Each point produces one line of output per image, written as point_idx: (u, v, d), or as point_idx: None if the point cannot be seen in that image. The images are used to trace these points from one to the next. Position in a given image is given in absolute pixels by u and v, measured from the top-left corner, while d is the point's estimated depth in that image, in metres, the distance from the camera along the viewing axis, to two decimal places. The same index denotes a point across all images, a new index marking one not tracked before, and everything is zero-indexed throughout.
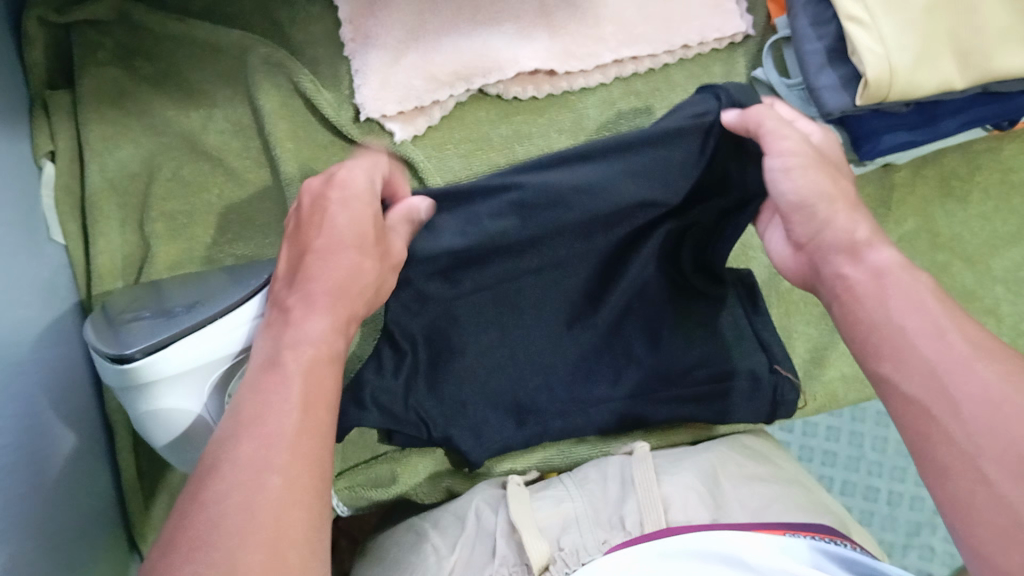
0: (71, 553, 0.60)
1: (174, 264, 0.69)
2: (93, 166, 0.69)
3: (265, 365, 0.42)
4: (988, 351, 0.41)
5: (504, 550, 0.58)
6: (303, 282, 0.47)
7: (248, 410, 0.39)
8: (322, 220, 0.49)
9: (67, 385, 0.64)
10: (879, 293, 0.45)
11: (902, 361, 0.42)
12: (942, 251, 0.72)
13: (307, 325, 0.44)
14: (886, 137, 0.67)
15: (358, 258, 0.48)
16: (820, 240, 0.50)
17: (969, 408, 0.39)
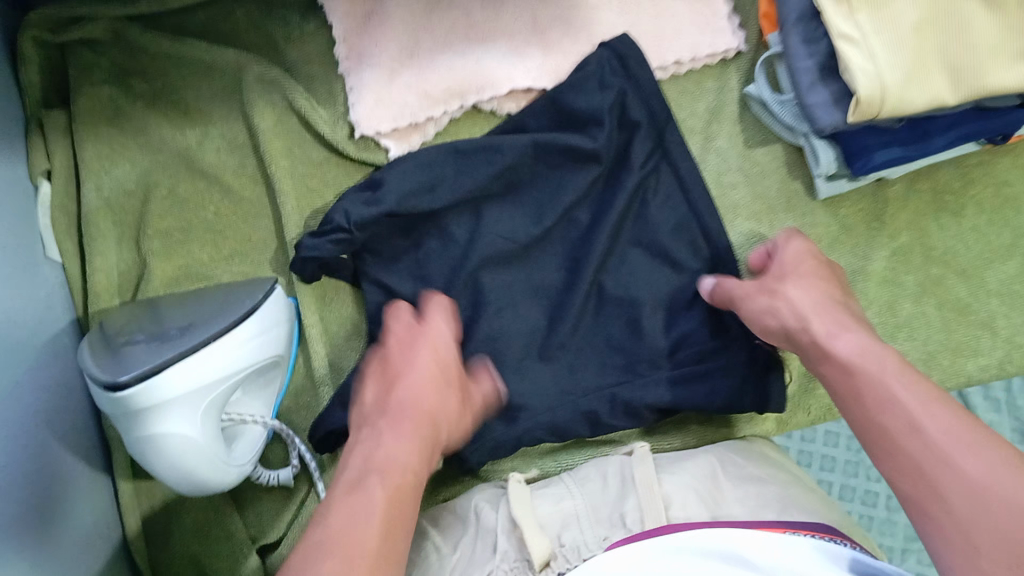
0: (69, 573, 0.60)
1: (172, 281, 0.69)
2: (89, 186, 0.69)
3: (349, 486, 0.48)
4: (971, 444, 0.45)
5: (506, 546, 0.58)
6: (386, 411, 0.54)
7: (337, 516, 0.46)
8: (409, 348, 0.57)
9: (64, 405, 0.64)
10: (868, 385, 0.51)
11: (894, 457, 0.48)
12: (936, 265, 0.72)
13: (391, 449, 0.51)
14: (879, 154, 0.67)
15: (444, 399, 0.56)
16: (796, 336, 0.57)
17: (965, 483, 0.44)
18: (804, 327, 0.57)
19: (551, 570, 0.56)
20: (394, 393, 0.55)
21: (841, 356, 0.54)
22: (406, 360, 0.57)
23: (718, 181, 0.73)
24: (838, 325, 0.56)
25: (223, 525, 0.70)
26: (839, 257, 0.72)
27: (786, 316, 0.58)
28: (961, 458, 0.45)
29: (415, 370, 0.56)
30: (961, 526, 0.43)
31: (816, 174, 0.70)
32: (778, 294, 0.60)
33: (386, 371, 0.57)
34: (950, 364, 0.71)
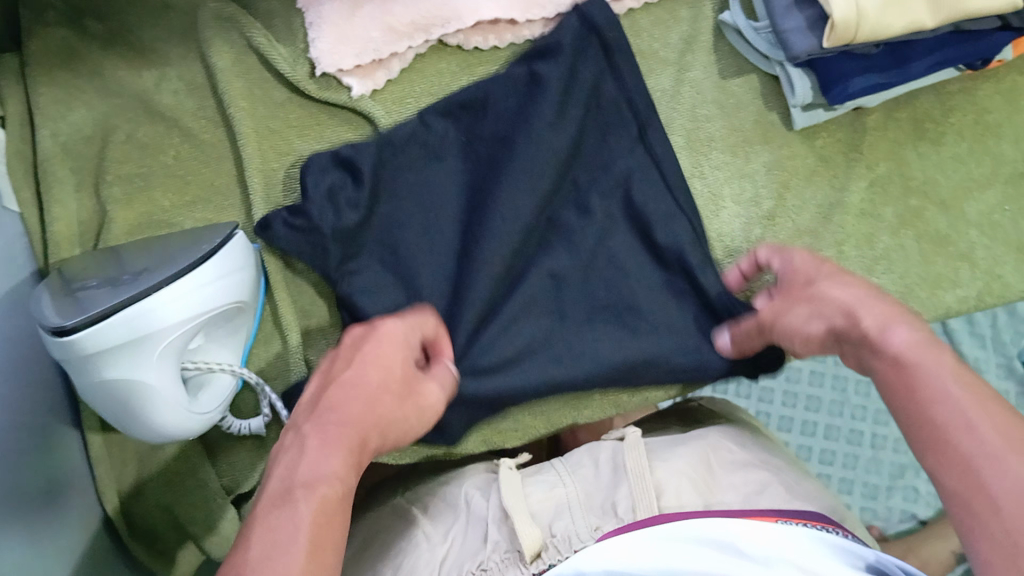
0: (38, 526, 0.59)
1: (133, 229, 0.68)
2: (44, 131, 0.67)
3: (276, 498, 0.44)
4: (1016, 446, 0.43)
5: (496, 537, 0.58)
6: (321, 411, 0.48)
7: (257, 544, 0.42)
8: (354, 356, 0.50)
9: (28, 355, 0.63)
10: (928, 379, 0.47)
11: (940, 454, 0.45)
12: (915, 196, 0.71)
13: (321, 459, 0.46)
14: (856, 80, 0.65)
15: (391, 406, 0.49)
16: (844, 334, 0.53)
17: (1003, 496, 0.41)
18: (845, 323, 0.53)
19: (543, 561, 0.56)
20: (334, 385, 0.49)
21: (902, 354, 0.49)
22: (350, 369, 0.50)
23: (692, 114, 0.70)
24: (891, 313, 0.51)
25: (196, 476, 0.69)
26: (816, 190, 0.70)
27: (830, 319, 0.54)
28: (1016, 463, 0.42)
29: (360, 380, 0.49)
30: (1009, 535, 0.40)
31: (792, 105, 0.68)
32: (816, 296, 0.55)
33: (332, 368, 0.51)
34: (930, 296, 0.70)
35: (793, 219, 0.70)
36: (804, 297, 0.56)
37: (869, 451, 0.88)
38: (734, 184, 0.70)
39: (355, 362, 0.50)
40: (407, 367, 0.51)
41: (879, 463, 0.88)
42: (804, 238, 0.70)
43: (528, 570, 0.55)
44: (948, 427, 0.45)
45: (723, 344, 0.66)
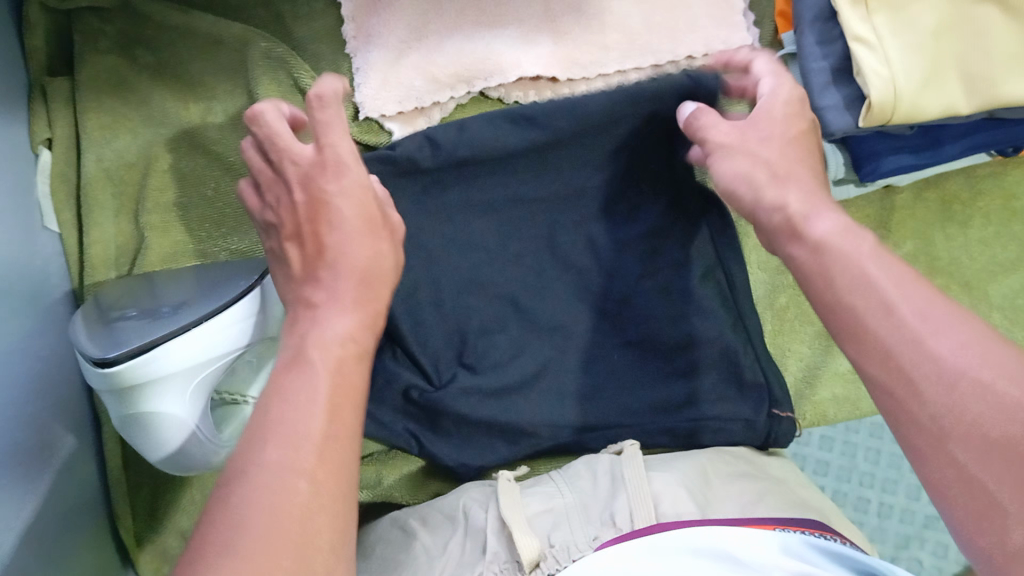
0: (54, 548, 0.59)
1: (168, 257, 0.69)
2: (89, 156, 0.68)
3: (289, 361, 0.42)
4: (960, 316, 0.39)
5: (496, 547, 0.56)
6: (321, 274, 0.47)
7: (271, 404, 0.39)
8: (329, 214, 0.49)
9: (57, 377, 0.64)
10: (887, 282, 0.41)
11: (864, 345, 0.40)
12: (939, 275, 0.72)
13: (332, 320, 0.44)
14: (888, 160, 0.66)
15: (365, 245, 0.49)
16: (761, 215, 0.51)
17: (946, 369, 0.37)
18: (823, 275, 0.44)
19: (541, 571, 0.54)
20: (321, 248, 0.49)
21: (808, 268, 0.45)
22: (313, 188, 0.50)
23: None
24: (812, 197, 0.49)
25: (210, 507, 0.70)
26: None
27: (765, 183, 0.51)
28: (977, 363, 0.36)
29: (335, 214, 0.49)
30: (960, 427, 0.36)
31: (823, 179, 0.69)
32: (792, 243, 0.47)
33: (310, 236, 0.50)
34: None
35: None
36: (800, 267, 0.47)
37: (873, 521, 0.72)
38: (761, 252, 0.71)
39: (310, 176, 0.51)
40: (386, 217, 0.51)
41: (884, 531, 0.72)
42: None
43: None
44: (893, 304, 0.40)
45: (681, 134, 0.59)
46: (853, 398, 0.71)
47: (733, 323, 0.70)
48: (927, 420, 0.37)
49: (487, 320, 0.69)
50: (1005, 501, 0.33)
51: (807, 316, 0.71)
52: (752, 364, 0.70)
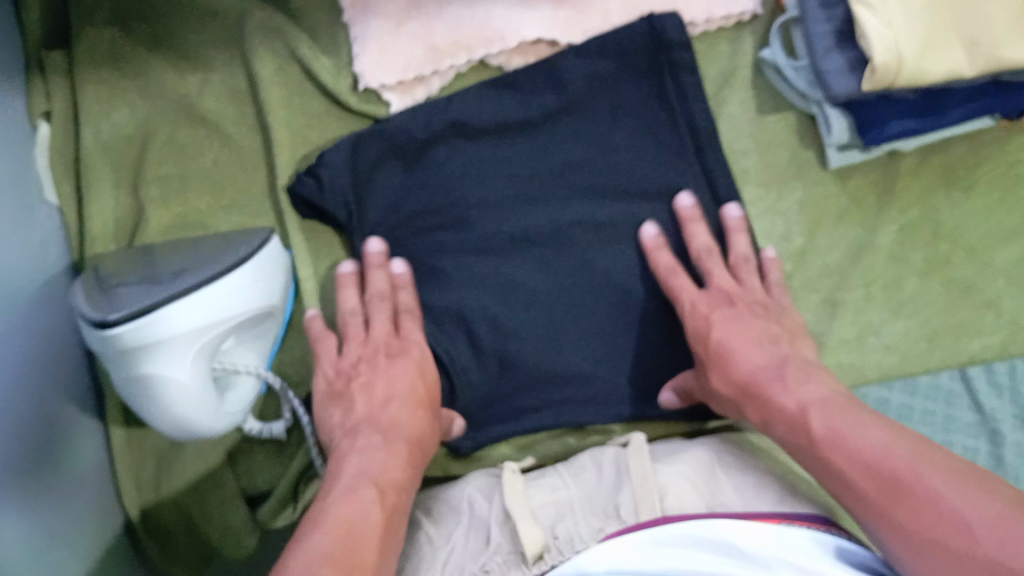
0: (59, 522, 0.59)
1: (168, 230, 0.69)
2: (88, 129, 0.68)
3: (346, 489, 0.54)
4: (965, 480, 0.46)
5: (500, 538, 0.57)
6: (378, 422, 0.61)
7: (338, 507, 0.52)
8: (385, 386, 0.63)
9: (58, 351, 0.64)
10: (825, 422, 0.54)
11: (884, 512, 0.48)
12: (943, 242, 0.71)
13: (385, 466, 0.57)
14: (892, 124, 0.66)
15: (423, 412, 0.62)
16: (750, 391, 0.60)
17: (960, 528, 0.44)
18: (738, 372, 0.60)
19: (545, 562, 0.55)
20: (384, 402, 0.62)
21: (750, 368, 0.60)
22: (377, 344, 0.66)
23: (728, 147, 0.71)
24: (815, 381, 0.58)
25: (212, 474, 0.68)
26: (846, 231, 0.70)
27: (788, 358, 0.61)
28: (949, 492, 0.46)
29: (396, 390, 0.62)
30: (933, 532, 0.45)
31: (828, 143, 0.69)
32: (702, 342, 0.63)
33: (356, 390, 0.64)
34: (953, 342, 0.71)
35: (822, 258, 0.70)
36: (706, 357, 0.62)
37: None
38: (766, 219, 0.70)
39: (377, 349, 0.65)
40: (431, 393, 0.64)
41: None
42: (831, 277, 0.70)
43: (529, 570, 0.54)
44: (871, 469, 0.49)
45: (644, 232, 0.68)
46: (859, 366, 0.70)
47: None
48: (903, 528, 0.46)
49: (487, 291, 0.69)
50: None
51: (813, 284, 0.70)
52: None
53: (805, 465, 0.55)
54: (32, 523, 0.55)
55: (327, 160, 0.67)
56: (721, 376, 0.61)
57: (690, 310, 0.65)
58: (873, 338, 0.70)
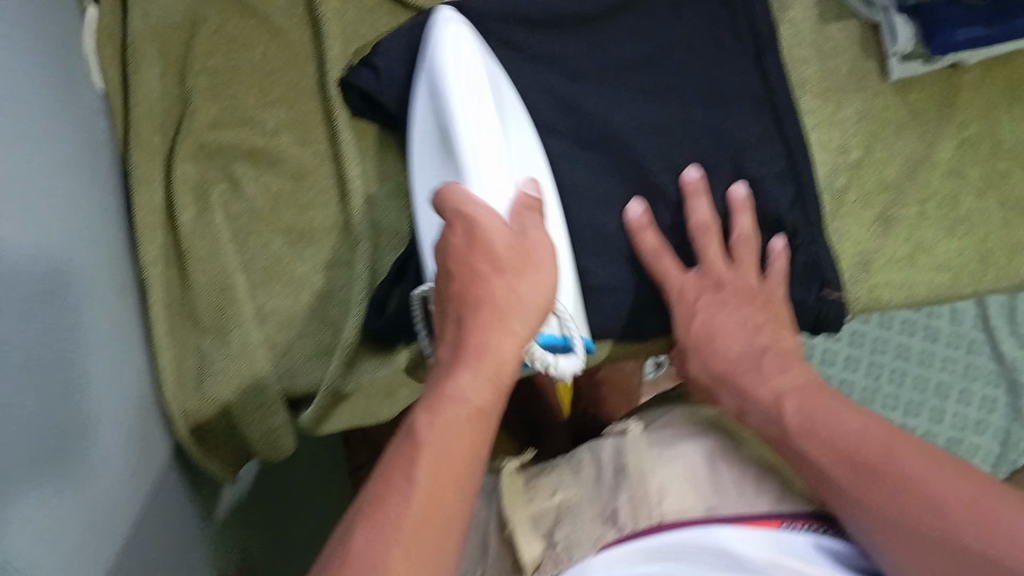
0: (109, 407, 0.58)
1: (214, 122, 0.68)
2: (135, 12, 0.67)
3: (434, 400, 0.50)
4: (932, 459, 0.50)
5: (497, 549, 0.64)
6: (462, 349, 0.52)
7: (437, 432, 0.49)
8: (478, 284, 0.53)
9: (103, 233, 0.62)
10: (801, 410, 0.56)
11: (865, 493, 0.51)
12: (1003, 158, 0.70)
13: (467, 377, 0.51)
14: (960, 31, 0.63)
15: (506, 334, 0.53)
16: (718, 383, 0.64)
17: (948, 508, 0.47)
18: (716, 360, 0.64)
19: (544, 572, 0.59)
20: (458, 317, 0.53)
21: (724, 357, 0.64)
22: (485, 274, 0.53)
23: (789, 55, 0.70)
24: (778, 377, 0.60)
25: (256, 378, 0.68)
26: (904, 143, 0.70)
27: (768, 336, 0.63)
28: (921, 476, 0.49)
29: (482, 296, 0.53)
30: (906, 525, 0.48)
31: (892, 53, 0.67)
32: (686, 324, 0.66)
33: (452, 311, 0.54)
34: (1006, 261, 0.70)
35: (877, 172, 0.70)
36: (689, 344, 0.66)
37: None
38: (823, 130, 0.70)
39: (496, 262, 0.54)
40: (514, 258, 0.54)
41: None
42: (886, 193, 0.70)
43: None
44: (840, 454, 0.53)
45: (630, 212, 0.67)
46: (906, 283, 0.69)
47: (791, 202, 0.68)
48: (867, 511, 0.50)
49: None
50: (980, 546, 0.45)
51: (867, 200, 0.69)
52: (804, 244, 0.68)
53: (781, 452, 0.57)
54: (90, 402, 0.55)
55: (384, 50, 0.67)
56: (699, 364, 0.65)
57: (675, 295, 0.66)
58: (924, 256, 0.70)
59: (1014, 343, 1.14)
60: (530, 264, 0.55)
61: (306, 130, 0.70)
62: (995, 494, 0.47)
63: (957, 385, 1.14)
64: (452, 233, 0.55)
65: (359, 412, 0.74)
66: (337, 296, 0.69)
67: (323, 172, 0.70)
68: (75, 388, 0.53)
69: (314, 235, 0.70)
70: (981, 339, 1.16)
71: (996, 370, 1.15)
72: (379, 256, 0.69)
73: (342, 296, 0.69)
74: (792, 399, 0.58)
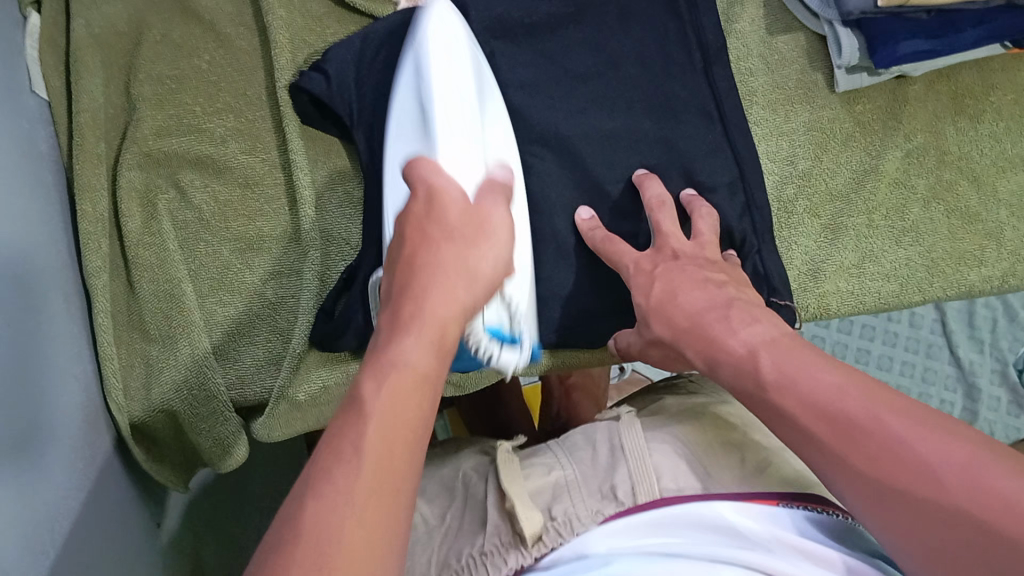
0: (51, 417, 0.56)
1: (161, 130, 0.67)
2: (79, 20, 0.67)
3: (372, 375, 0.40)
4: (925, 423, 0.41)
5: (495, 522, 0.60)
6: (404, 317, 0.43)
7: (375, 403, 0.39)
8: (425, 241, 0.47)
9: (46, 243, 0.61)
10: (778, 365, 0.48)
11: (865, 456, 0.42)
12: (949, 169, 0.71)
13: (410, 345, 0.42)
14: (904, 44, 0.64)
15: (451, 297, 0.45)
16: (682, 339, 0.55)
17: (954, 485, 0.39)
18: (679, 315, 0.56)
19: (543, 545, 0.57)
20: (403, 289, 0.45)
21: (687, 311, 0.56)
22: (434, 240, 0.47)
23: (738, 67, 0.71)
24: (748, 330, 0.51)
25: (204, 387, 0.67)
26: (852, 154, 0.71)
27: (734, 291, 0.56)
28: (916, 439, 0.41)
29: (422, 251, 0.46)
30: (917, 502, 0.40)
31: (837, 66, 0.68)
32: (645, 288, 0.60)
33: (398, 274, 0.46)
34: (953, 271, 0.71)
35: (826, 182, 0.70)
36: (649, 307, 0.59)
37: None
38: (771, 141, 0.70)
39: (447, 230, 0.47)
40: (472, 218, 0.49)
41: None
42: (834, 204, 0.70)
43: (528, 554, 0.56)
44: (817, 410, 0.45)
45: (578, 218, 0.67)
46: (855, 293, 0.70)
47: (740, 212, 0.68)
48: (856, 475, 0.43)
49: None
50: (996, 527, 0.37)
51: (815, 210, 0.70)
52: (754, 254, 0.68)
53: (755, 412, 0.49)
54: (29, 412, 0.53)
55: (334, 56, 0.68)
56: (659, 323, 0.58)
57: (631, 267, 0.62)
58: (873, 266, 0.70)
59: (969, 346, 1.16)
60: (484, 221, 0.49)
61: (255, 138, 0.70)
62: (993, 452, 0.39)
63: (916, 389, 1.14)
64: (415, 199, 0.50)
65: (311, 417, 0.70)
66: (286, 306, 0.69)
67: (273, 180, 0.70)
68: (3, 397, 0.50)
69: (264, 243, 0.69)
70: (939, 343, 1.17)
71: (953, 374, 1.15)
72: (329, 265, 0.69)
73: (291, 306, 0.69)
74: (776, 350, 0.49)
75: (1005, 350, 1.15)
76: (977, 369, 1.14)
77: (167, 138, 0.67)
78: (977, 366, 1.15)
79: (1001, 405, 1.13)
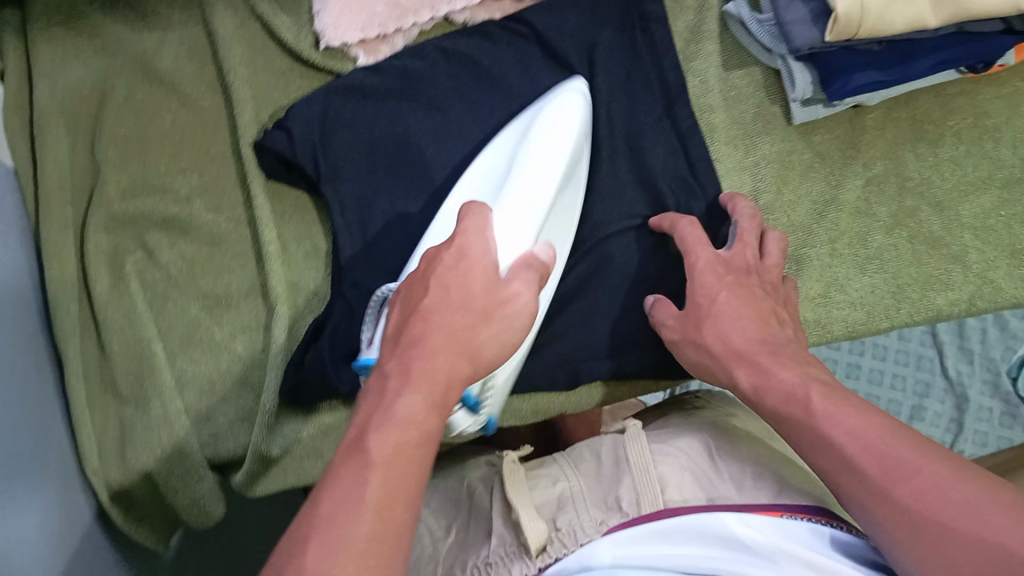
0: (26, 484, 0.57)
1: (126, 192, 0.68)
2: (41, 86, 0.68)
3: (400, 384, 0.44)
4: (970, 480, 0.45)
5: (501, 531, 0.61)
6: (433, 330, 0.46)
7: (398, 411, 0.42)
8: (465, 262, 0.49)
9: (15, 311, 0.62)
10: (828, 397, 0.51)
11: (905, 487, 0.45)
12: (910, 196, 0.71)
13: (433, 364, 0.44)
14: (858, 76, 0.64)
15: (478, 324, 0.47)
16: (733, 357, 0.58)
17: (997, 527, 0.42)
18: (739, 333, 0.58)
19: (548, 555, 0.57)
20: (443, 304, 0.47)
21: (742, 335, 0.58)
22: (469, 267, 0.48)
23: (697, 104, 0.72)
24: (794, 370, 0.54)
25: (178, 446, 0.67)
26: (812, 184, 0.71)
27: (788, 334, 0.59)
28: (958, 486, 0.44)
29: (462, 274, 0.48)
30: (954, 537, 0.43)
31: (792, 98, 0.69)
32: (708, 299, 0.61)
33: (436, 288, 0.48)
34: (920, 298, 0.71)
35: (787, 215, 0.71)
36: (706, 313, 0.60)
37: None
38: (733, 175, 0.71)
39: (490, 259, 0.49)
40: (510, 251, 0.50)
41: None
42: (796, 234, 0.71)
43: (533, 564, 0.57)
44: (864, 446, 0.47)
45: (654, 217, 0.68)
46: (822, 323, 0.70)
47: None
48: (895, 503, 0.45)
49: None
50: None
51: None
52: None
53: (791, 434, 0.52)
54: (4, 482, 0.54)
55: (297, 112, 0.69)
56: (713, 333, 0.59)
57: (699, 271, 0.62)
58: (839, 294, 0.70)
59: (958, 358, 1.16)
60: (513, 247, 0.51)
61: (220, 195, 0.70)
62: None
63: (908, 403, 1.14)
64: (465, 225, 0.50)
65: (291, 474, 0.70)
66: (257, 359, 0.70)
67: (239, 236, 0.70)
68: None
69: (232, 299, 0.70)
70: (929, 355, 1.16)
71: (944, 386, 1.15)
72: (298, 317, 0.70)
73: (262, 359, 0.70)
74: (828, 389, 0.52)
75: (996, 360, 1.15)
76: (966, 380, 1.15)
77: (134, 199, 0.68)
78: (966, 378, 1.15)
79: (993, 416, 1.13)
